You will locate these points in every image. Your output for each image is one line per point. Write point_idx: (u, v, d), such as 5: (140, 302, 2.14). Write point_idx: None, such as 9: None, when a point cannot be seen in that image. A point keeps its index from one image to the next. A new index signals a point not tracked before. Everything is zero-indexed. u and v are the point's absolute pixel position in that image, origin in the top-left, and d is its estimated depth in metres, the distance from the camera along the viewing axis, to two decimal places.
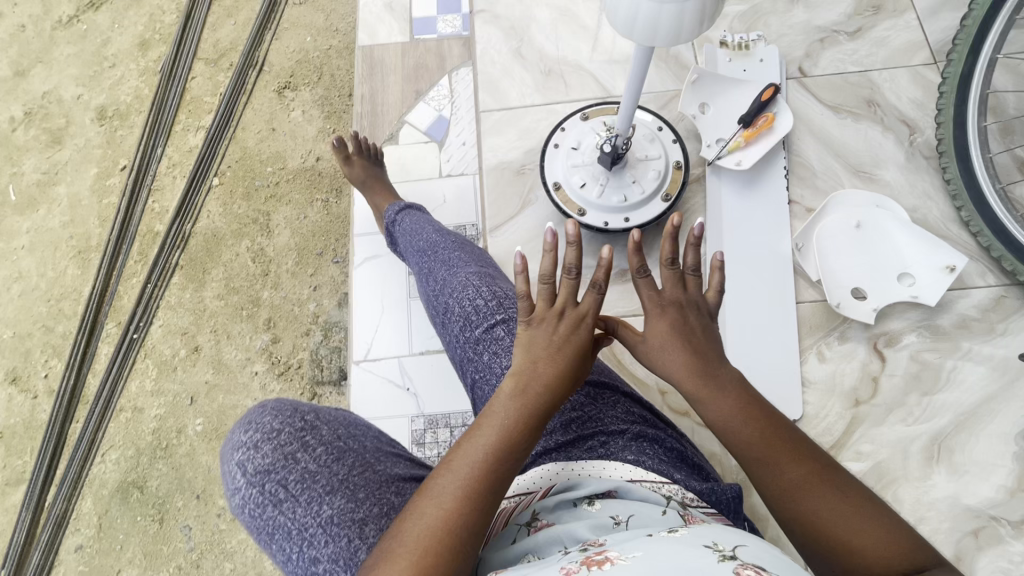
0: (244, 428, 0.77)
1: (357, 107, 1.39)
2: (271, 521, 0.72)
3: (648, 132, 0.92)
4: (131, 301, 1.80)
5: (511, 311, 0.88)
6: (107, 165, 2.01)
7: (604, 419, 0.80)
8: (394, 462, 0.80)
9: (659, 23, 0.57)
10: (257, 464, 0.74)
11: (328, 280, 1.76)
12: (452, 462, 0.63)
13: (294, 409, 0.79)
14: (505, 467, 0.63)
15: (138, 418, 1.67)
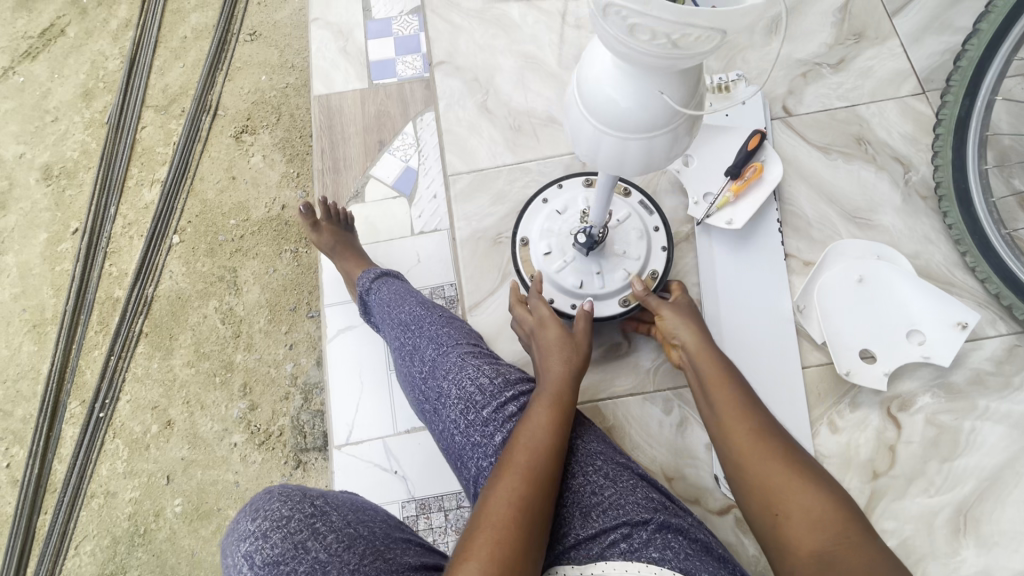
0: (250, 515, 0.66)
1: (318, 162, 1.30)
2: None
3: (642, 225, 0.86)
4: (95, 376, 1.69)
5: (523, 386, 0.78)
6: (57, 228, 1.89)
7: (622, 502, 0.69)
8: (404, 550, 0.72)
9: (626, 155, 0.52)
10: (264, 556, 0.63)
11: (304, 337, 1.67)
12: (507, 460, 0.65)
13: (303, 493, 0.70)
14: (556, 457, 0.66)
15: (112, 503, 1.57)
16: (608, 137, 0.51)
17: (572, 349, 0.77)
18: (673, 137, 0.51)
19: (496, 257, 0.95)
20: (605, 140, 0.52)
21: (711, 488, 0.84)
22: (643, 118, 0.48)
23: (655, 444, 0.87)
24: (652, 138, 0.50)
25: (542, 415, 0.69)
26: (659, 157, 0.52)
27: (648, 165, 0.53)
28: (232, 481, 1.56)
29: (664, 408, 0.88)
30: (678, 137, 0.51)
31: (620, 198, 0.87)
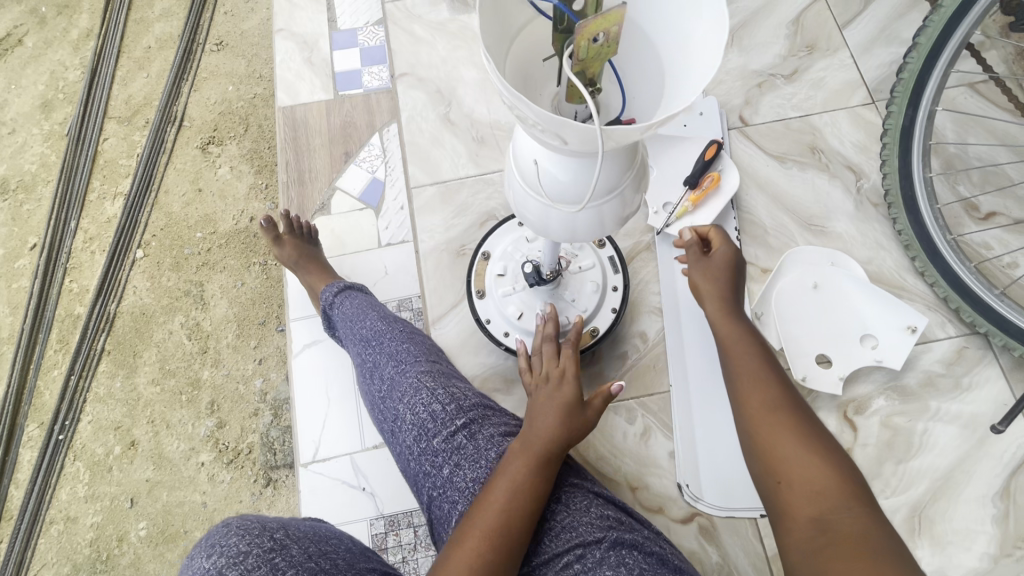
0: (206, 552, 0.63)
1: (282, 174, 1.28)
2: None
3: (600, 283, 0.81)
4: (54, 397, 1.64)
5: (474, 413, 0.75)
6: (13, 244, 1.82)
7: (575, 523, 0.67)
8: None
9: (525, 210, 0.45)
10: None
11: (274, 351, 1.64)
12: (470, 518, 0.61)
13: (262, 526, 0.68)
14: (528, 521, 0.61)
15: (73, 528, 1.51)
16: (516, 190, 0.45)
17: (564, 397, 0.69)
18: (573, 218, 0.43)
19: (459, 270, 0.93)
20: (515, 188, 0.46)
21: (675, 497, 0.79)
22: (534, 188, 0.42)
23: (619, 455, 0.82)
24: (545, 205, 0.43)
25: (517, 470, 0.63)
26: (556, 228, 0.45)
27: (545, 231, 0.45)
28: (199, 502, 1.51)
29: (627, 418, 0.83)
30: (579, 218, 0.43)
31: (592, 247, 0.82)
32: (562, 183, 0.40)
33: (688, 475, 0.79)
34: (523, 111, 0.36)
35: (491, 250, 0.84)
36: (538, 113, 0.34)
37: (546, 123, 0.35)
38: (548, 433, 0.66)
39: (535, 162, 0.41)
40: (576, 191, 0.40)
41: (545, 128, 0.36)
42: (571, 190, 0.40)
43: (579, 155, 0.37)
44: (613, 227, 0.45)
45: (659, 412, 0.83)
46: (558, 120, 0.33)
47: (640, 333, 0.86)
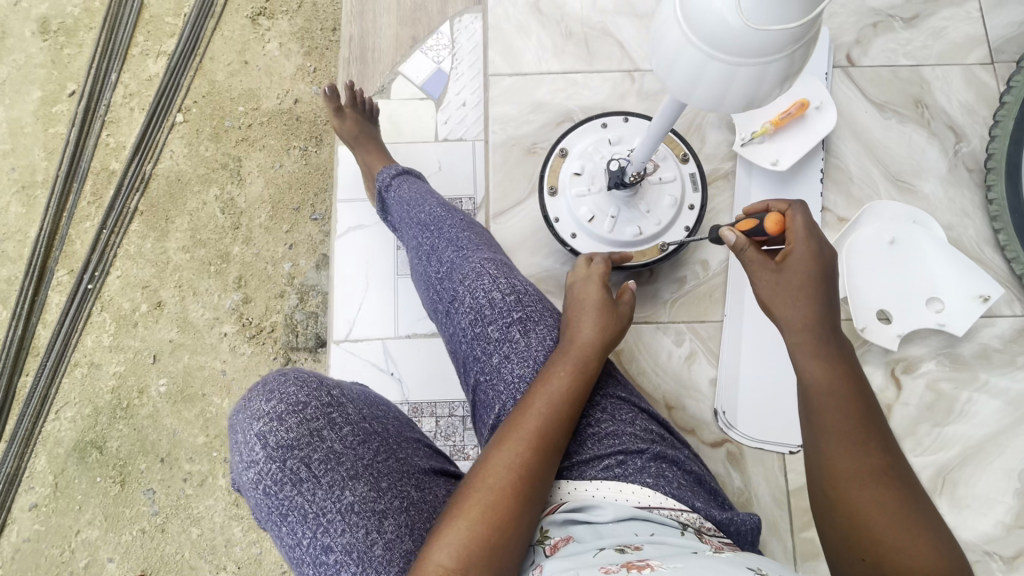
0: (266, 396, 0.66)
1: (345, 50, 1.23)
2: (286, 502, 0.63)
3: (678, 201, 0.79)
4: (84, 247, 1.64)
5: (532, 309, 0.73)
6: (52, 88, 1.76)
7: (619, 434, 0.68)
8: (417, 452, 0.72)
9: (677, 65, 0.42)
10: (280, 438, 0.64)
11: (305, 239, 1.63)
12: (507, 428, 0.61)
13: (320, 380, 0.70)
14: (564, 428, 0.62)
15: (96, 374, 1.57)
16: (667, 40, 0.42)
17: (604, 318, 0.70)
18: (732, 74, 0.39)
19: (527, 167, 0.92)
20: (667, 37, 0.41)
21: (709, 420, 0.82)
22: (709, 28, 0.37)
23: (661, 373, 0.84)
24: (709, 57, 0.39)
25: (554, 382, 0.64)
26: (703, 90, 0.42)
27: (687, 95, 0.43)
28: (219, 369, 1.56)
29: (675, 339, 0.84)
30: (737, 75, 0.39)
31: (675, 161, 0.80)
32: (759, 17, 0.35)
33: (725, 403, 0.81)
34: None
35: (569, 149, 0.83)
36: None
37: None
38: (591, 346, 0.67)
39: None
40: (750, 46, 0.37)
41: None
42: (766, 25, 0.35)
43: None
44: (765, 98, 0.42)
45: (709, 339, 0.84)
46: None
47: (702, 261, 0.86)
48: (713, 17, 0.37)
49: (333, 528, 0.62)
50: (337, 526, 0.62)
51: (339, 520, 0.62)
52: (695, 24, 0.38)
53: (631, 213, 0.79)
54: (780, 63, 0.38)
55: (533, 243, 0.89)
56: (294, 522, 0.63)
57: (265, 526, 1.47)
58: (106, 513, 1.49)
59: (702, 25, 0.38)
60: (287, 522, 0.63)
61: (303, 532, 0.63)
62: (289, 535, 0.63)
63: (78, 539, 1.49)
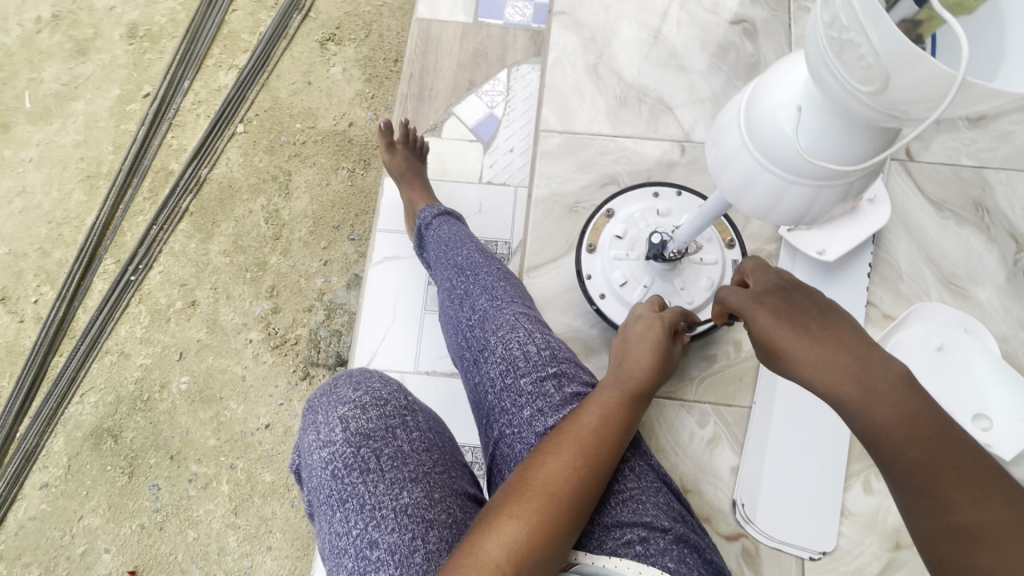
0: (353, 385, 0.69)
1: (403, 86, 1.28)
2: (349, 488, 0.61)
3: (714, 282, 0.80)
4: (134, 240, 1.72)
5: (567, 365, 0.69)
6: (129, 88, 1.87)
7: (643, 500, 0.61)
8: (467, 477, 0.69)
9: (731, 166, 0.41)
10: (359, 425, 0.65)
11: (340, 257, 1.67)
12: (562, 434, 0.58)
13: (401, 385, 0.72)
14: (619, 447, 0.59)
15: (124, 363, 1.61)
16: (728, 140, 0.41)
17: (661, 358, 0.67)
18: (785, 188, 0.39)
19: (568, 225, 0.93)
20: (726, 134, 0.41)
21: (725, 511, 0.79)
22: (769, 141, 0.37)
23: (681, 453, 0.82)
24: (764, 168, 0.39)
25: (611, 399, 0.61)
26: (754, 198, 0.41)
27: (736, 199, 0.42)
28: (239, 374, 1.58)
29: (699, 421, 0.83)
30: (791, 190, 0.39)
31: (720, 244, 0.81)
32: (820, 142, 0.34)
33: (745, 495, 0.78)
34: (851, 33, 0.27)
35: (616, 210, 0.84)
36: (880, 42, 0.26)
37: (879, 59, 0.27)
38: (646, 376, 0.65)
39: (797, 108, 0.35)
40: (808, 168, 0.36)
41: (868, 61, 0.28)
42: (826, 151, 0.34)
43: (876, 116, 0.30)
44: (818, 213, 0.41)
45: (734, 425, 0.82)
46: (910, 53, 0.25)
47: (735, 341, 0.85)
48: (773, 130, 0.36)
49: (384, 525, 0.59)
50: (389, 524, 0.59)
51: (392, 519, 0.59)
52: (757, 136, 0.38)
53: (665, 285, 0.79)
54: (836, 188, 0.37)
55: (565, 301, 0.89)
56: (350, 510, 0.61)
57: (260, 539, 1.47)
58: (110, 503, 1.51)
59: (763, 137, 0.37)
60: (342, 508, 0.61)
61: (356, 521, 0.60)
62: (339, 522, 0.61)
63: (79, 525, 1.51)
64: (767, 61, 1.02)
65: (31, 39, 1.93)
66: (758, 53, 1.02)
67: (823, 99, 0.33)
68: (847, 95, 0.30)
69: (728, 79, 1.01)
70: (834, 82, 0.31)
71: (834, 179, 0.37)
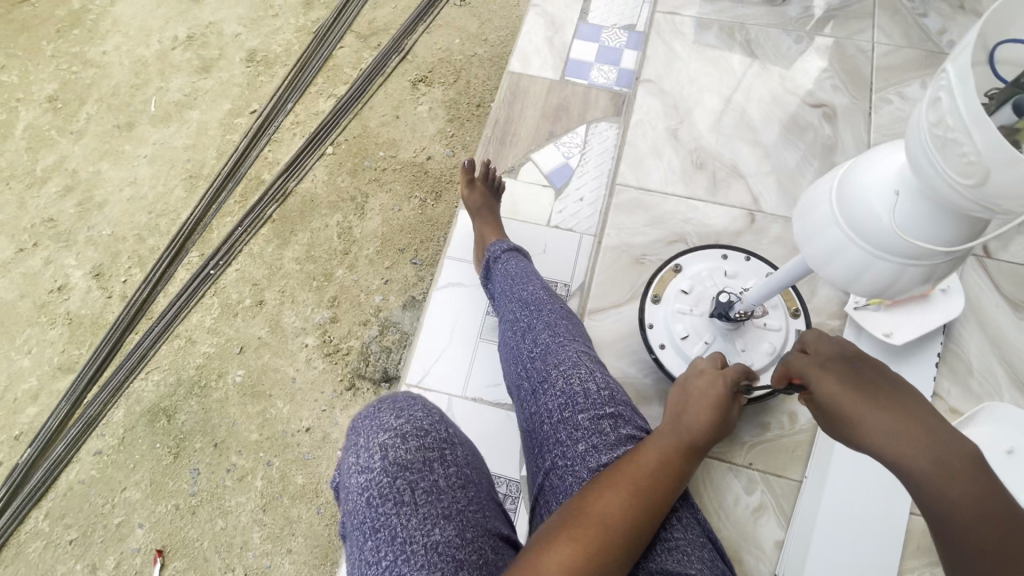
0: (395, 412, 0.72)
1: (488, 129, 1.38)
2: (382, 518, 0.65)
3: (776, 349, 0.81)
4: (219, 238, 1.87)
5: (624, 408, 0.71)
6: (240, 104, 2.09)
7: (688, 553, 0.61)
8: (496, 517, 0.72)
9: (819, 235, 0.44)
10: (398, 455, 0.68)
11: (400, 278, 1.76)
12: (619, 470, 0.59)
13: (441, 417, 0.75)
14: (672, 493, 0.60)
15: (190, 349, 1.73)
16: (818, 211, 0.44)
17: (719, 415, 0.68)
18: (871, 263, 0.41)
19: (633, 275, 0.97)
20: (817, 209, 0.45)
21: None
22: (861, 219, 0.40)
23: (725, 518, 0.81)
24: (852, 241, 0.42)
25: (668, 445, 0.63)
26: (838, 268, 0.44)
27: (820, 266, 0.45)
28: (290, 376, 1.66)
29: (746, 487, 0.82)
30: (877, 265, 0.41)
31: (785, 313, 0.83)
32: (912, 225, 0.37)
33: (789, 572, 0.76)
34: (956, 133, 0.31)
35: (684, 266, 0.88)
36: (984, 143, 0.30)
37: (982, 157, 0.30)
38: (702, 429, 0.66)
39: (892, 192, 0.38)
40: (897, 246, 0.39)
41: (970, 158, 0.31)
42: (918, 234, 0.37)
43: (971, 207, 0.33)
44: (899, 291, 0.43)
45: (782, 497, 0.82)
46: (1012, 155, 0.29)
47: (790, 412, 0.86)
48: (866, 209, 0.40)
49: (413, 560, 0.62)
50: (418, 559, 0.62)
51: (422, 554, 0.62)
52: (848, 212, 0.41)
53: (726, 344, 0.81)
54: (922, 268, 0.40)
55: (623, 347, 0.92)
56: (381, 540, 0.64)
57: (282, 539, 1.50)
58: (152, 480, 1.59)
59: (855, 214, 0.41)
60: (374, 537, 0.64)
61: (386, 552, 0.63)
62: (371, 550, 0.64)
63: (121, 496, 1.58)
64: (844, 145, 1.05)
65: (166, 54, 2.20)
66: (835, 137, 1.06)
67: (919, 187, 0.36)
68: (946, 186, 0.33)
69: (803, 157, 1.05)
70: (935, 174, 0.34)
71: (921, 261, 0.39)
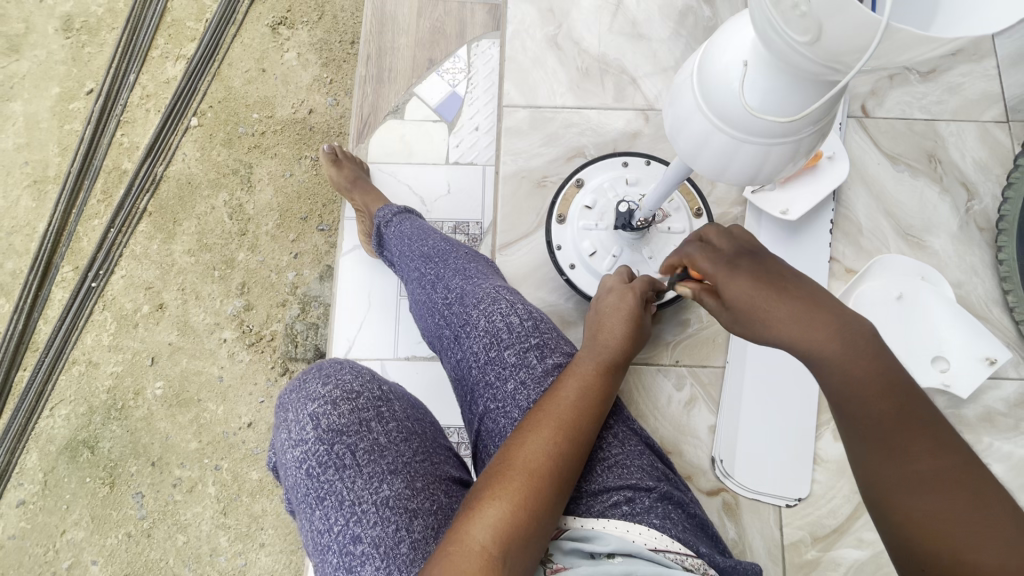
0: (321, 380, 0.63)
1: (361, 68, 1.24)
2: (326, 486, 0.58)
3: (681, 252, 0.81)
4: (91, 245, 1.65)
5: (549, 335, 0.69)
6: (70, 85, 1.77)
7: (629, 464, 0.63)
8: (450, 461, 0.66)
9: (684, 125, 0.41)
10: (330, 422, 0.60)
11: (310, 249, 1.64)
12: (541, 411, 0.59)
13: (372, 374, 0.67)
14: (596, 417, 0.60)
15: (93, 373, 1.57)
16: (681, 99, 0.41)
17: (634, 327, 0.68)
18: (736, 147, 0.39)
19: (537, 199, 0.93)
20: (681, 99, 0.41)
21: (706, 468, 0.82)
22: (720, 100, 0.37)
23: (660, 417, 0.85)
24: (715, 127, 0.39)
25: (588, 370, 0.63)
26: (708, 157, 0.41)
27: (691, 159, 0.43)
28: (216, 375, 1.55)
29: (676, 383, 0.86)
30: (742, 149, 0.39)
31: (688, 214, 0.82)
32: (765, 98, 0.35)
33: (724, 451, 0.81)
34: None
35: (586, 180, 0.85)
36: None
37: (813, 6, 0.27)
38: (620, 346, 0.66)
39: (743, 65, 0.35)
40: (755, 126, 0.37)
41: (802, 9, 0.28)
42: (772, 108, 0.35)
43: (814, 68, 0.31)
44: (772, 174, 0.41)
45: (710, 385, 0.85)
46: None
47: (707, 305, 0.88)
48: (722, 91, 0.37)
49: (366, 519, 0.56)
50: (371, 517, 0.56)
51: (373, 512, 0.56)
52: (707, 97, 0.38)
53: (634, 255, 0.80)
54: (787, 146, 0.38)
55: (538, 277, 0.90)
56: (329, 507, 0.57)
57: (252, 536, 1.46)
58: (93, 515, 1.48)
59: (714, 96, 0.37)
60: (322, 505, 0.58)
61: (336, 518, 0.57)
62: (321, 519, 0.57)
63: (63, 539, 1.48)
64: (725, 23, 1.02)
65: None
66: (716, 15, 1.02)
67: (769, 56, 0.33)
68: (787, 47, 0.30)
69: (687, 43, 1.01)
70: (775, 36, 0.31)
71: (784, 138, 0.37)
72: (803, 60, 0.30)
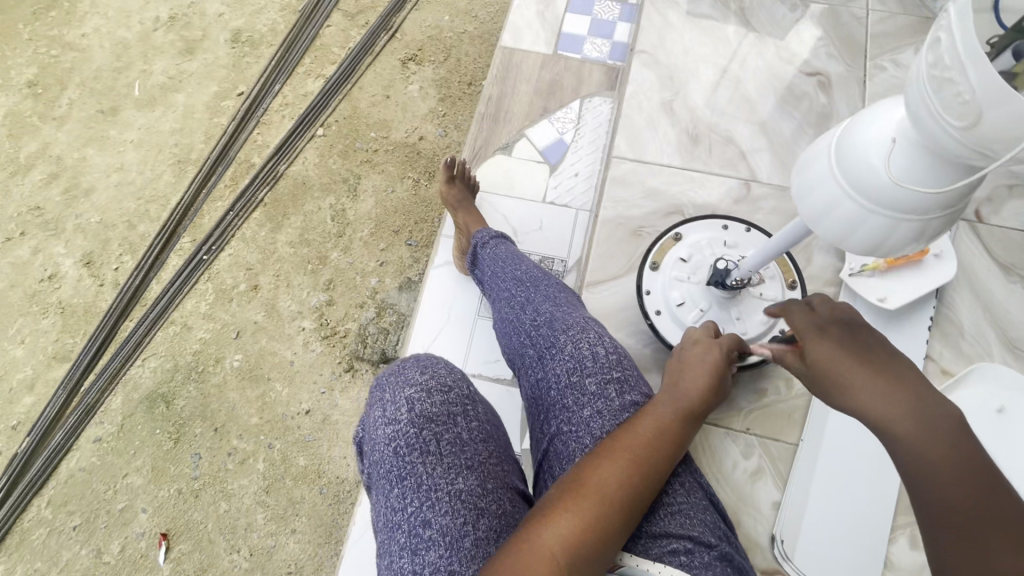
0: (420, 368, 0.69)
1: (482, 106, 1.36)
2: (408, 467, 0.62)
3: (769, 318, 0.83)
4: (211, 223, 1.85)
5: (631, 373, 0.71)
6: (226, 87, 2.04)
7: (692, 515, 0.63)
8: (517, 472, 0.70)
9: (814, 188, 0.45)
10: (423, 408, 0.66)
11: (396, 260, 1.75)
12: (617, 441, 0.61)
13: (462, 375, 0.72)
14: (669, 460, 0.61)
15: (185, 335, 1.72)
16: (816, 164, 0.45)
17: (715, 381, 0.69)
18: (864, 218, 0.42)
19: (630, 247, 0.98)
20: (815, 165, 0.45)
21: (764, 545, 0.82)
22: (858, 169, 0.40)
23: (724, 481, 0.86)
24: (845, 195, 0.42)
25: (666, 415, 0.64)
26: (831, 221, 0.44)
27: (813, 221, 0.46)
28: (288, 359, 1.66)
29: (743, 451, 0.88)
30: (869, 220, 0.42)
31: (781, 284, 0.84)
32: (905, 174, 0.38)
33: (785, 533, 0.81)
34: (953, 72, 0.32)
35: (684, 235, 0.89)
36: (980, 80, 0.31)
37: (976, 96, 0.31)
38: (700, 396, 0.67)
39: (890, 140, 0.38)
40: (887, 199, 0.40)
41: (963, 97, 0.32)
42: (910, 184, 0.38)
43: (961, 152, 0.34)
44: (891, 250, 0.44)
45: (779, 461, 0.87)
46: (1006, 93, 0.30)
47: (786, 381, 0.91)
48: (862, 162, 0.40)
49: (438, 507, 0.60)
50: (443, 506, 0.60)
51: (446, 502, 0.61)
52: (845, 166, 0.41)
53: (722, 312, 0.83)
54: (912, 225, 0.41)
55: (621, 319, 0.93)
56: (407, 488, 0.62)
57: (286, 520, 1.52)
58: (154, 465, 1.59)
59: (852, 165, 0.41)
60: (400, 484, 0.62)
61: (412, 499, 0.61)
62: (396, 497, 0.62)
63: (122, 482, 1.59)
64: (839, 113, 1.05)
65: (147, 36, 2.13)
66: (830, 105, 1.06)
67: (917, 137, 0.37)
68: (939, 129, 0.34)
69: (799, 125, 1.05)
70: (928, 118, 0.34)
71: (914, 215, 0.40)
72: (953, 143, 0.34)
